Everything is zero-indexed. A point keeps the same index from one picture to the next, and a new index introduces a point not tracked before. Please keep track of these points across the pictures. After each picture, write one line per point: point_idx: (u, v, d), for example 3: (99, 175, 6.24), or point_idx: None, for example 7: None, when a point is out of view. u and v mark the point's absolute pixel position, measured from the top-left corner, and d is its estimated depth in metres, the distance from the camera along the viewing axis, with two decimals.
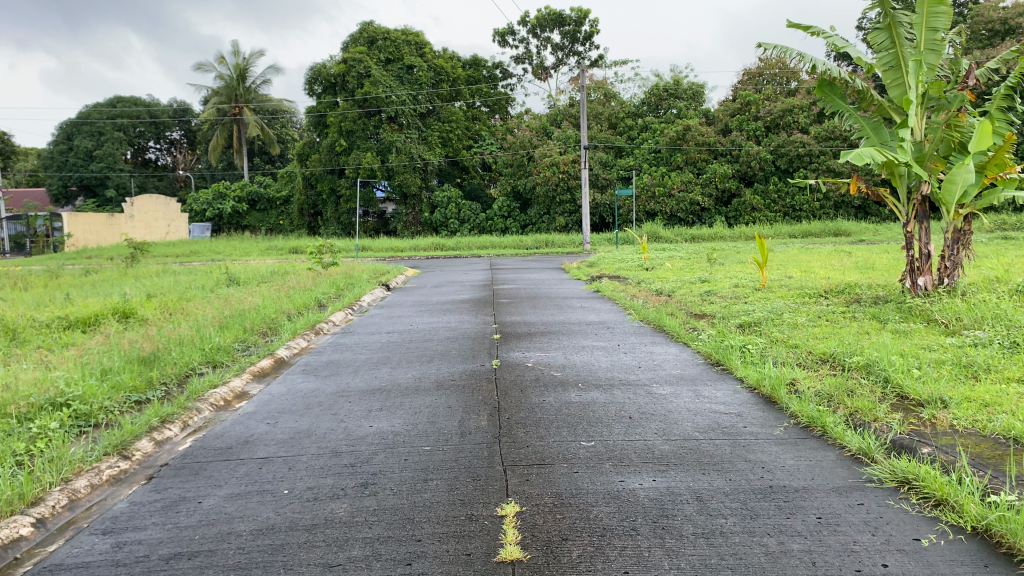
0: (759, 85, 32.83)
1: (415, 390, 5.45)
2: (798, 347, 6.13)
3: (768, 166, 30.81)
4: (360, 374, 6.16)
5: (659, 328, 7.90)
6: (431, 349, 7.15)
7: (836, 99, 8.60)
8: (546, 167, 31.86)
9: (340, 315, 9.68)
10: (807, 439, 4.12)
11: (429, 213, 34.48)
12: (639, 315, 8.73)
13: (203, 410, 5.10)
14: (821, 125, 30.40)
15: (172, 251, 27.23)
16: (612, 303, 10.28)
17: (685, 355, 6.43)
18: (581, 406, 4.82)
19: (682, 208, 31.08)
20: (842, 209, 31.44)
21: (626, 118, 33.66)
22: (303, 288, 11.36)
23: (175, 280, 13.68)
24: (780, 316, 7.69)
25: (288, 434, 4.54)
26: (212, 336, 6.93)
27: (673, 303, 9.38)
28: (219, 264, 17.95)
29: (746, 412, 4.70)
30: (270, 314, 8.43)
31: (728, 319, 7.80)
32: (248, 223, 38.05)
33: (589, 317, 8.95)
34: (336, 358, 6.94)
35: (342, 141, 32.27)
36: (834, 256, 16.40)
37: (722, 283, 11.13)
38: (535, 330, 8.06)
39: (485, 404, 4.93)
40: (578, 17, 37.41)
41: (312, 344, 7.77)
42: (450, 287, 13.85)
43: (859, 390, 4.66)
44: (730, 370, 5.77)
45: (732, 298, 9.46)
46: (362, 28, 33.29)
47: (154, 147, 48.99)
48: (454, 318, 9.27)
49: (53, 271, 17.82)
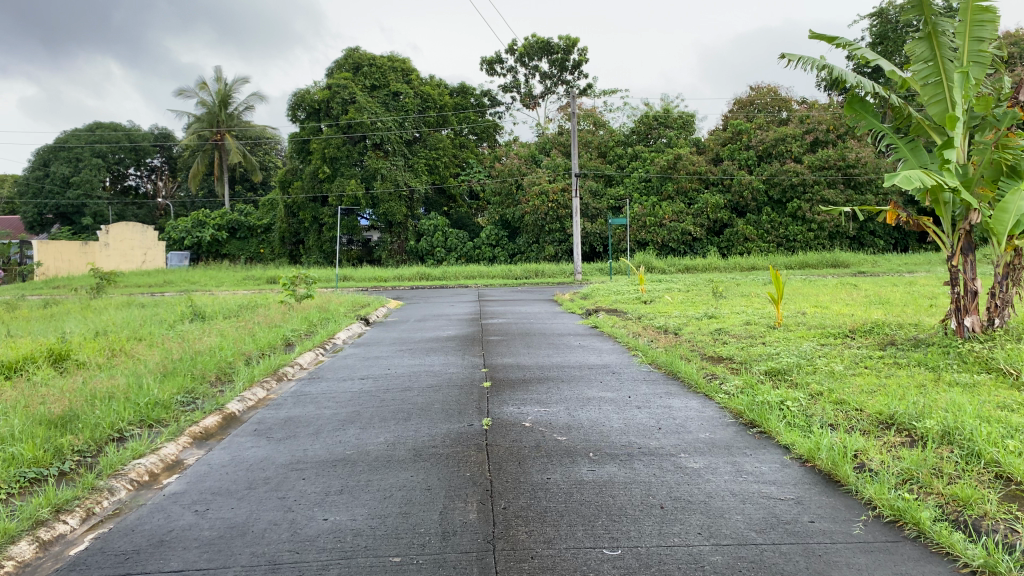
0: (750, 114, 32.31)
1: (388, 462, 4.41)
2: (843, 403, 5.17)
3: (761, 196, 30.20)
4: (322, 437, 5.10)
5: (673, 375, 6.89)
6: (410, 400, 6.12)
7: (868, 117, 7.65)
8: (535, 196, 30.95)
9: (309, 356, 8.62)
10: (902, 545, 3.09)
11: (415, 242, 33.48)
12: (646, 358, 7.71)
13: (117, 491, 4.03)
14: (815, 155, 29.65)
15: (145, 280, 26.24)
16: (613, 342, 9.28)
17: (709, 413, 5.42)
18: (596, 489, 3.82)
19: (674, 238, 30.19)
20: (837, 240, 30.61)
21: (615, 146, 32.97)
22: (270, 324, 10.30)
23: (136, 314, 12.63)
24: (813, 362, 6.70)
25: (218, 531, 3.47)
26: (150, 386, 5.86)
27: (684, 343, 8.38)
28: (189, 296, 16.90)
29: (806, 497, 3.70)
30: (226, 357, 7.37)
31: (752, 365, 6.79)
32: (228, 252, 36.91)
33: (590, 359, 7.94)
34: (297, 414, 5.90)
35: (326, 168, 31.34)
36: (840, 289, 15.54)
37: (732, 320, 10.13)
38: (530, 376, 7.04)
39: (474, 485, 3.90)
40: (566, 45, 36.90)
41: (271, 394, 6.72)
42: (434, 321, 12.84)
43: (952, 470, 3.67)
44: (771, 434, 4.78)
45: (748, 339, 8.48)
46: (347, 54, 32.56)
47: (135, 173, 47.75)
48: (438, 361, 8.22)
49: (11, 304, 16.73)
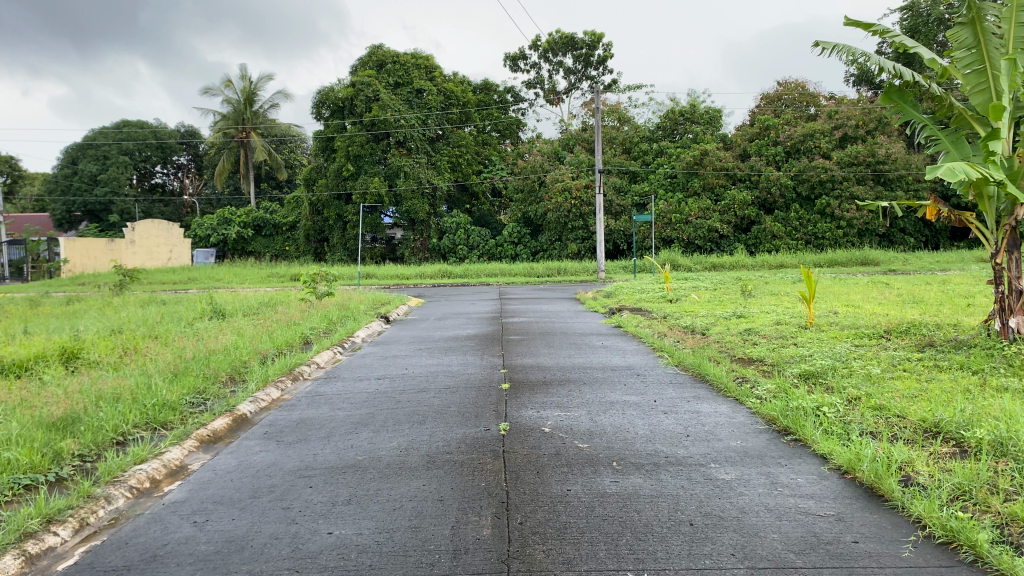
0: (778, 109, 31.83)
1: (400, 469, 4.18)
2: (882, 409, 4.87)
3: (789, 192, 29.67)
4: (333, 441, 4.88)
5: (700, 377, 6.60)
6: (426, 402, 5.88)
7: (907, 107, 7.31)
8: (558, 193, 30.65)
9: (326, 355, 8.42)
10: (958, 572, 2.80)
11: (437, 239, 33.30)
12: (672, 360, 7.42)
13: (114, 499, 3.84)
14: (844, 151, 29.20)
15: (169, 277, 26.31)
16: (637, 343, 9.00)
17: (740, 419, 5.14)
18: (619, 503, 3.56)
19: (700, 235, 29.71)
20: (867, 237, 29.94)
21: (640, 142, 32.56)
22: (288, 322, 10.11)
23: (155, 311, 12.51)
24: (849, 365, 6.38)
25: (215, 546, 3.25)
26: (158, 387, 5.68)
27: (712, 344, 8.07)
28: (209, 293, 16.80)
29: (849, 514, 3.42)
30: (239, 356, 7.18)
31: (784, 368, 6.48)
32: (252, 249, 37.01)
33: (614, 360, 7.67)
34: (310, 415, 5.69)
35: (349, 166, 31.23)
36: (871, 288, 15.11)
37: (762, 320, 9.80)
38: (552, 377, 6.79)
39: (490, 497, 3.66)
40: (591, 40, 36.54)
41: (285, 394, 6.52)
42: (455, 320, 12.61)
43: (1011, 487, 3.36)
44: (807, 443, 4.51)
45: (779, 340, 8.15)
46: (371, 52, 32.50)
47: (162, 171, 48.32)
48: (457, 361, 7.99)
49: (33, 300, 16.69)
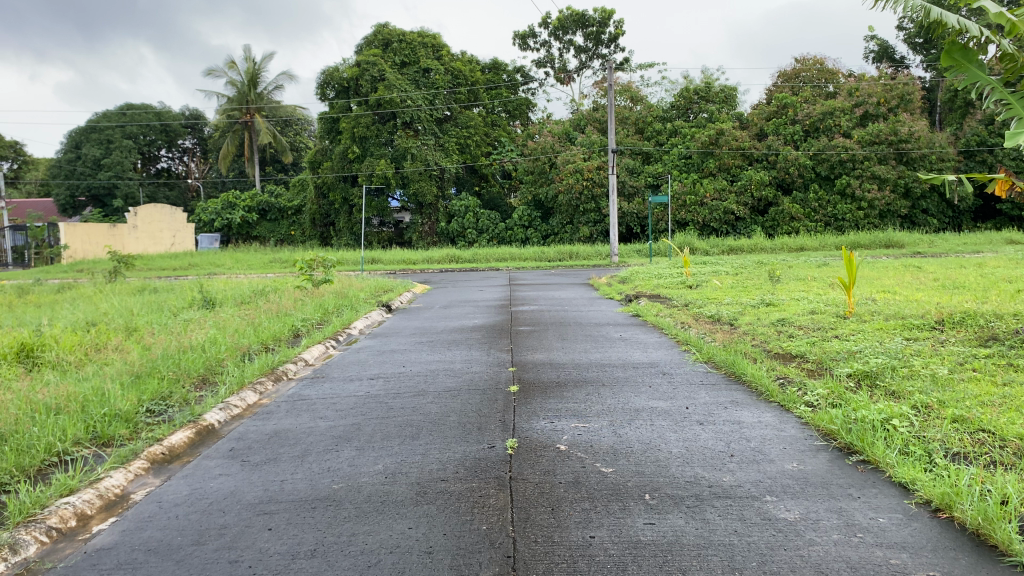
0: (796, 86, 30.95)
1: (382, 505, 3.39)
2: (964, 422, 4.06)
3: (808, 172, 28.64)
4: (307, 462, 4.10)
5: (735, 377, 5.79)
6: (422, 410, 5.08)
7: (971, 67, 6.48)
8: (569, 174, 29.68)
9: (316, 350, 7.66)
10: None
11: (446, 223, 32.64)
12: (702, 355, 6.61)
13: (23, 548, 3.06)
14: (866, 129, 28.32)
15: (170, 263, 25.63)
16: (658, 335, 8.19)
17: (792, 434, 4.32)
18: (659, 558, 2.76)
19: (716, 217, 28.76)
20: (888, 218, 28.84)
21: (654, 121, 31.51)
22: (278, 313, 9.35)
23: (142, 300, 11.75)
24: (909, 363, 5.55)
25: None
26: (112, 393, 4.91)
27: (743, 338, 7.24)
28: (204, 280, 16.04)
29: None
30: (215, 355, 6.41)
31: (832, 367, 5.66)
32: (258, 234, 36.43)
33: (635, 356, 6.86)
34: (287, 426, 4.90)
35: (355, 148, 30.39)
36: (903, 272, 14.20)
37: (796, 308, 8.94)
38: (567, 377, 5.98)
39: (492, 548, 2.87)
40: (602, 17, 35.47)
41: (263, 399, 5.75)
42: (461, 309, 11.80)
43: None
44: (881, 467, 3.70)
45: (819, 332, 7.32)
46: (377, 30, 31.55)
47: (167, 155, 47.76)
48: (461, 357, 7.19)
49: (24, 289, 16.01)
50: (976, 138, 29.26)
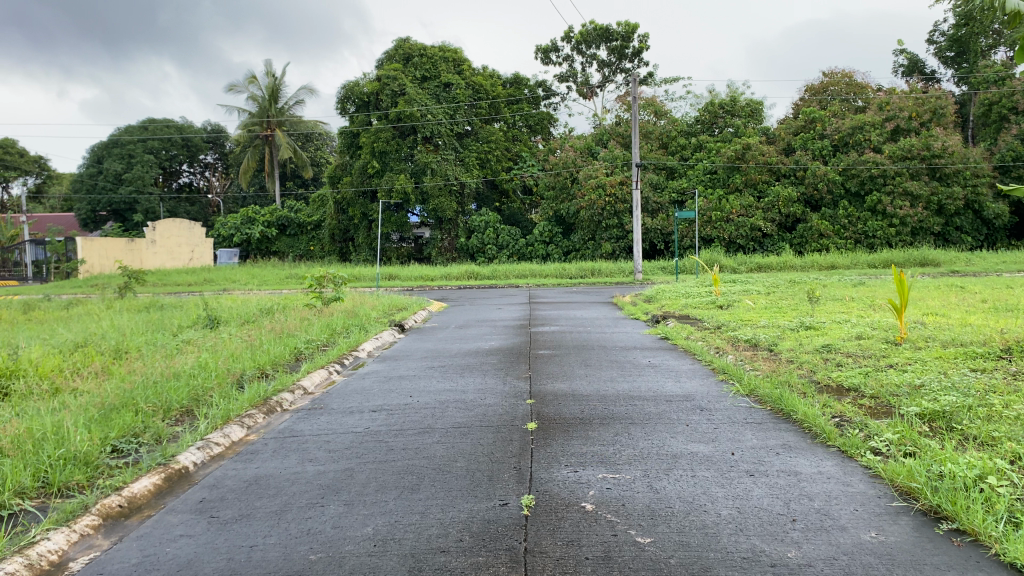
0: (824, 100, 30.35)
1: None
2: None
3: (838, 189, 27.83)
4: (284, 521, 3.44)
5: (784, 415, 5.09)
6: (425, 453, 4.42)
7: None
8: (591, 189, 29.04)
9: (318, 377, 7.03)
10: None
11: (465, 238, 32.12)
12: (743, 387, 5.90)
13: None
14: (897, 144, 27.48)
15: (185, 279, 25.25)
16: (690, 361, 7.49)
17: (863, 492, 3.60)
18: None
19: (742, 234, 27.99)
20: (921, 235, 27.77)
21: (679, 136, 30.80)
22: (282, 334, 8.74)
23: (142, 319, 11.18)
24: (986, 401, 4.81)
25: None
26: (73, 431, 4.30)
27: (786, 366, 6.52)
28: (213, 297, 15.48)
29: None
30: (202, 384, 5.79)
31: (898, 405, 4.92)
32: (277, 249, 36.08)
33: (667, 387, 6.16)
34: (271, 471, 4.26)
35: (374, 163, 29.97)
36: (946, 292, 13.37)
37: (840, 333, 8.20)
38: (593, 413, 5.28)
39: None
40: (625, 31, 34.93)
41: (249, 434, 5.12)
42: (478, 329, 11.12)
43: None
44: (983, 541, 3.00)
45: (871, 361, 6.57)
46: (397, 46, 31.29)
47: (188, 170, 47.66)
48: (474, 385, 6.53)
49: (32, 305, 15.54)
50: (1012, 153, 28.35)
